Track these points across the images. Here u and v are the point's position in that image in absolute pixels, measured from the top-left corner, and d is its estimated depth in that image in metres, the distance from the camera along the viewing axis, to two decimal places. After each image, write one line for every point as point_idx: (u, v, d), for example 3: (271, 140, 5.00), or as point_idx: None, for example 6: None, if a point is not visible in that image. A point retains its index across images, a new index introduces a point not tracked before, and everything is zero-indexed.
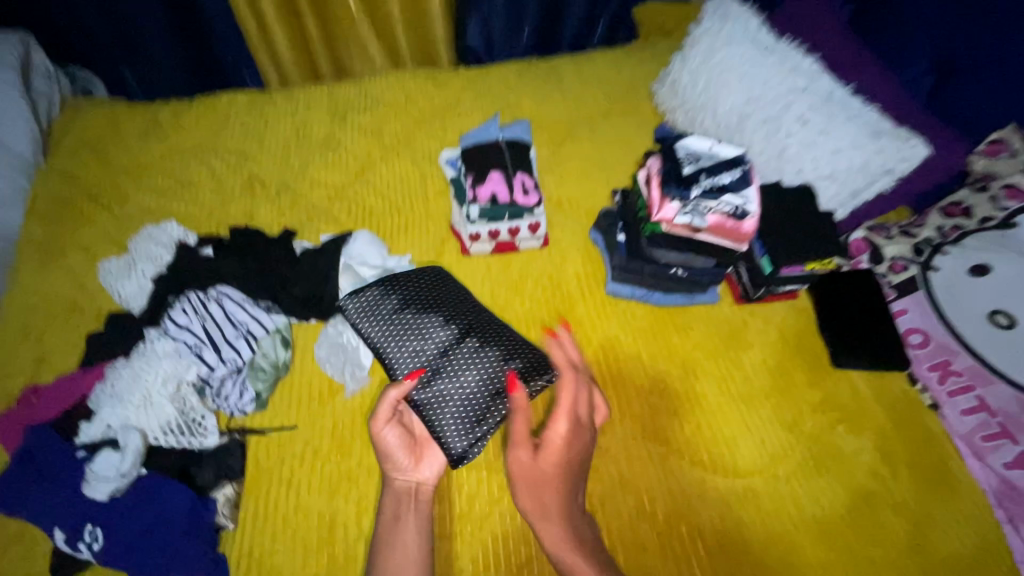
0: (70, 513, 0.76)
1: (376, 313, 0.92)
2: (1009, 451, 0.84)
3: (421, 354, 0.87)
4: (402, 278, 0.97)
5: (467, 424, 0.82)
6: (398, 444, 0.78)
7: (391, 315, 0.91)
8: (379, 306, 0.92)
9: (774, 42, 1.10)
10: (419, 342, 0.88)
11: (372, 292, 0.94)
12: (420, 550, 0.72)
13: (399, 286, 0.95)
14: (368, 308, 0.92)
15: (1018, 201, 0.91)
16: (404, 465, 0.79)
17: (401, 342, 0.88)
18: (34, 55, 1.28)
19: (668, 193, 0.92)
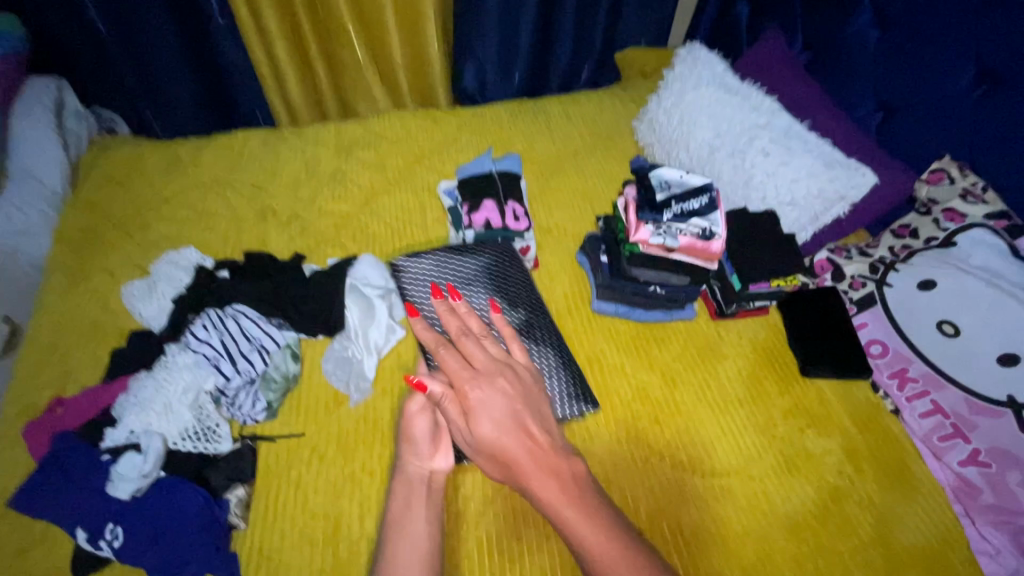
0: (94, 512, 0.82)
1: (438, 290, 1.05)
2: (962, 450, 0.91)
3: None
4: (468, 257, 1.09)
5: None
6: (425, 432, 0.86)
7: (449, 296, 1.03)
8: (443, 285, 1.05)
9: (738, 86, 1.25)
10: None
11: (440, 268, 1.07)
12: (428, 539, 0.77)
13: (463, 266, 1.07)
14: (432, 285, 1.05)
15: (957, 223, 1.02)
16: (422, 450, 0.85)
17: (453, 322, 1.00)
18: (66, 98, 1.40)
19: (643, 218, 1.03)
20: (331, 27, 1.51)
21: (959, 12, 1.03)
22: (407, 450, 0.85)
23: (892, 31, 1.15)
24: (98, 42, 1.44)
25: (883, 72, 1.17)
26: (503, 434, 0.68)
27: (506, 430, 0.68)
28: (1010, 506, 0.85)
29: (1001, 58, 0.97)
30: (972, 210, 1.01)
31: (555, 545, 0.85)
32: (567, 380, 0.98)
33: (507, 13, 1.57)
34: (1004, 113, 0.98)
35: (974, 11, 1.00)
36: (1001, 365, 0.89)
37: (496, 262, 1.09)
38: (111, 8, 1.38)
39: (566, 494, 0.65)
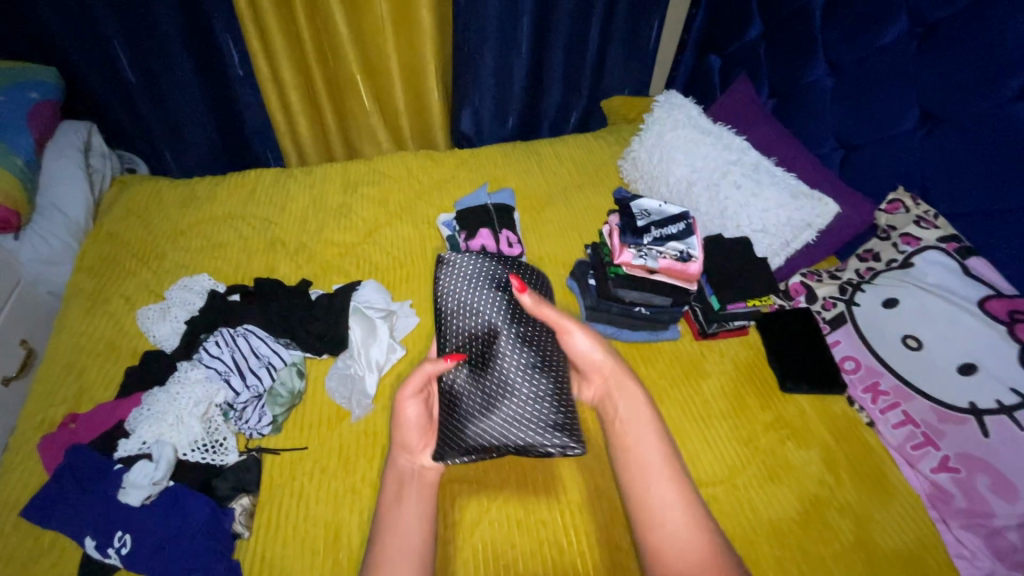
0: (104, 520, 0.85)
1: (472, 288, 1.02)
2: (934, 458, 0.96)
3: (471, 338, 0.98)
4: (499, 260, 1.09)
5: (474, 421, 0.90)
6: (413, 420, 0.89)
7: (473, 296, 1.01)
8: (476, 285, 1.03)
9: (711, 126, 1.38)
10: (475, 321, 0.99)
11: (476, 265, 1.07)
12: (417, 532, 0.80)
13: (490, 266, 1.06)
14: (468, 284, 1.03)
15: (913, 246, 1.11)
16: (418, 439, 0.90)
17: (472, 324, 0.99)
18: (93, 140, 1.52)
19: (625, 242, 1.13)
20: (341, 78, 1.65)
21: (900, 62, 1.16)
22: (400, 437, 0.89)
23: (845, 78, 1.28)
24: (126, 89, 1.56)
25: (839, 114, 1.30)
26: (596, 347, 0.93)
27: (597, 343, 0.93)
28: (981, 509, 0.89)
29: (939, 100, 1.09)
30: (925, 234, 1.10)
31: (551, 552, 0.88)
32: (565, 409, 0.90)
33: (501, 64, 1.72)
34: (946, 147, 1.09)
35: (912, 60, 1.13)
36: (961, 375, 0.95)
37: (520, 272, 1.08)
38: (140, 59, 1.51)
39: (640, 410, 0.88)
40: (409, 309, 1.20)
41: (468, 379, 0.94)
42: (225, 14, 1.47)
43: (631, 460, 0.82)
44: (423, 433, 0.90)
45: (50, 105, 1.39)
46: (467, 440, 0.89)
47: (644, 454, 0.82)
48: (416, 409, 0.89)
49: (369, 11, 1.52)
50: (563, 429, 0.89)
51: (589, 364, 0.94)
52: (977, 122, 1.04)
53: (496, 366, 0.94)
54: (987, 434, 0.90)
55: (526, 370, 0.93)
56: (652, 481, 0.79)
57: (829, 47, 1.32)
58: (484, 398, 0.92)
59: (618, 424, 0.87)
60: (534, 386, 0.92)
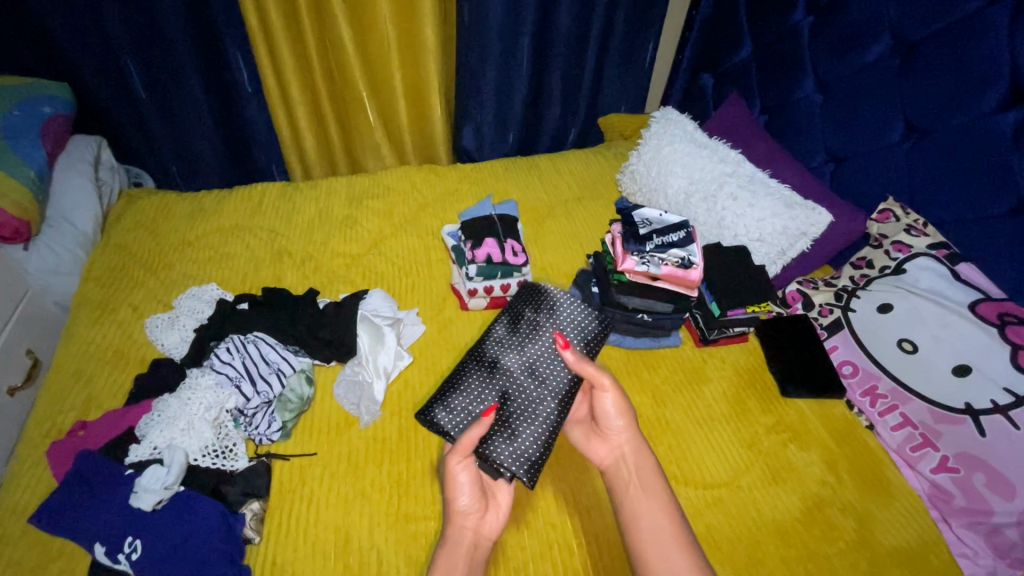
0: (113, 526, 0.85)
1: (538, 308, 1.08)
2: (933, 458, 0.99)
3: (507, 351, 1.04)
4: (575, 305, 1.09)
5: (459, 413, 0.96)
6: (467, 486, 0.86)
7: (537, 319, 1.07)
8: (544, 308, 1.08)
9: (707, 141, 1.43)
10: (521, 340, 1.05)
11: (555, 298, 1.09)
12: None
13: (568, 311, 1.07)
14: (540, 303, 1.09)
15: (904, 253, 1.15)
16: (473, 509, 0.85)
17: (525, 337, 1.05)
18: (103, 153, 1.54)
19: (628, 249, 1.15)
20: (346, 95, 1.70)
21: (884, 77, 1.22)
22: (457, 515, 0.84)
23: (833, 94, 1.34)
24: (137, 104, 1.59)
25: (829, 129, 1.36)
26: (622, 413, 0.93)
27: (626, 411, 0.93)
28: (981, 507, 0.91)
29: (924, 113, 1.14)
30: (916, 242, 1.14)
31: (560, 554, 0.89)
32: (538, 453, 0.92)
33: (503, 83, 1.78)
34: (931, 158, 1.14)
35: (896, 77, 1.19)
36: (956, 376, 0.98)
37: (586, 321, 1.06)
38: (152, 75, 1.54)
39: (643, 475, 0.88)
40: (415, 317, 1.23)
41: (487, 370, 1.01)
42: (236, 31, 1.51)
43: (640, 528, 0.82)
44: (474, 508, 0.85)
45: (62, 119, 1.42)
46: (448, 418, 0.95)
47: (651, 519, 0.82)
48: (464, 476, 0.86)
49: (375, 30, 1.58)
50: (527, 462, 0.91)
51: (611, 426, 0.94)
52: (959, 134, 1.09)
53: (520, 377, 1.00)
54: (983, 433, 0.93)
55: (536, 402, 0.97)
56: (659, 550, 0.79)
57: (817, 65, 1.38)
58: (488, 386, 0.99)
59: (628, 490, 0.87)
60: (532, 415, 0.96)
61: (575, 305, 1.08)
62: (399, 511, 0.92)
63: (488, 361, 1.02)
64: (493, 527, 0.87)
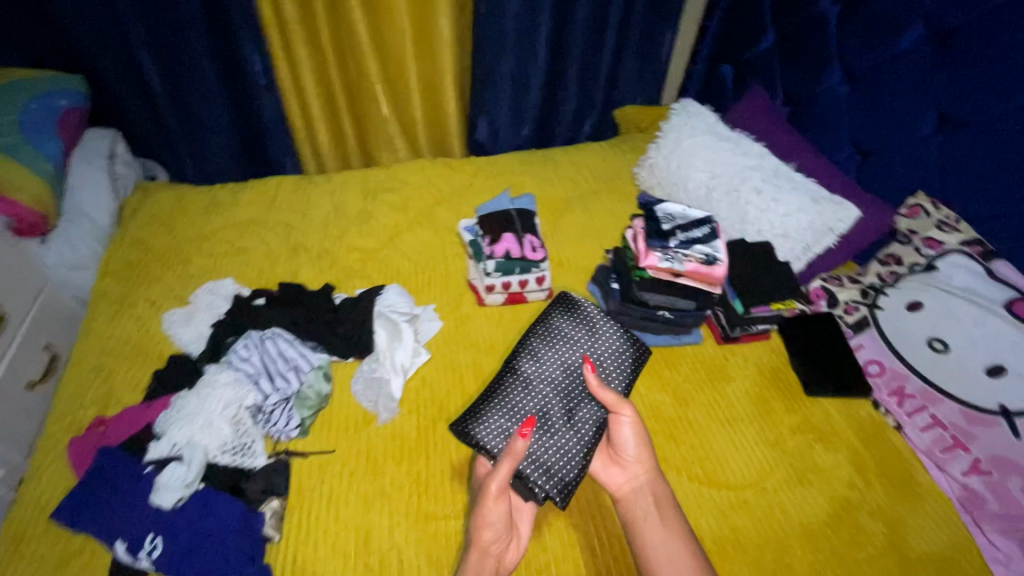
0: (134, 523, 0.84)
1: (573, 323, 1.07)
2: (964, 460, 0.97)
3: (540, 366, 1.01)
4: (605, 326, 1.07)
5: (494, 430, 0.94)
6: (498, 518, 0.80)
7: (568, 335, 1.05)
8: (581, 322, 1.07)
9: (730, 133, 1.40)
10: (554, 356, 1.02)
11: (588, 317, 1.08)
12: None
13: (600, 331, 1.06)
14: (575, 318, 1.07)
15: (935, 250, 1.11)
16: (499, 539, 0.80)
17: (559, 352, 1.03)
18: (119, 146, 1.53)
19: (651, 245, 1.13)
20: (360, 87, 1.67)
21: (918, 68, 1.17)
22: (480, 543, 0.78)
23: (862, 86, 1.30)
24: (151, 97, 1.58)
25: (857, 122, 1.32)
26: (641, 441, 0.90)
27: (643, 440, 0.90)
28: (1015, 511, 0.89)
29: (960, 105, 1.10)
30: (948, 238, 1.10)
31: (581, 555, 0.88)
32: (573, 474, 0.91)
33: (518, 75, 1.75)
34: (966, 152, 1.10)
35: (931, 67, 1.15)
36: (990, 377, 0.95)
37: (616, 342, 1.05)
38: (167, 68, 1.53)
39: (659, 505, 0.86)
40: (432, 313, 1.22)
41: (521, 386, 0.99)
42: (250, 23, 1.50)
43: (656, 559, 0.80)
44: (500, 538, 0.80)
45: (77, 113, 1.40)
46: (483, 434, 0.93)
47: (668, 551, 0.80)
48: (491, 510, 0.79)
49: (390, 21, 1.55)
50: (561, 483, 0.90)
51: (628, 454, 0.91)
52: (997, 126, 1.05)
53: (553, 396, 0.99)
54: (1018, 436, 0.91)
55: (570, 422, 0.97)
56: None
57: (845, 55, 1.34)
58: (521, 402, 0.97)
59: (645, 521, 0.84)
60: (564, 437, 0.95)
61: (609, 326, 1.06)
62: (419, 510, 0.92)
63: (520, 378, 1.00)
64: (513, 557, 0.83)
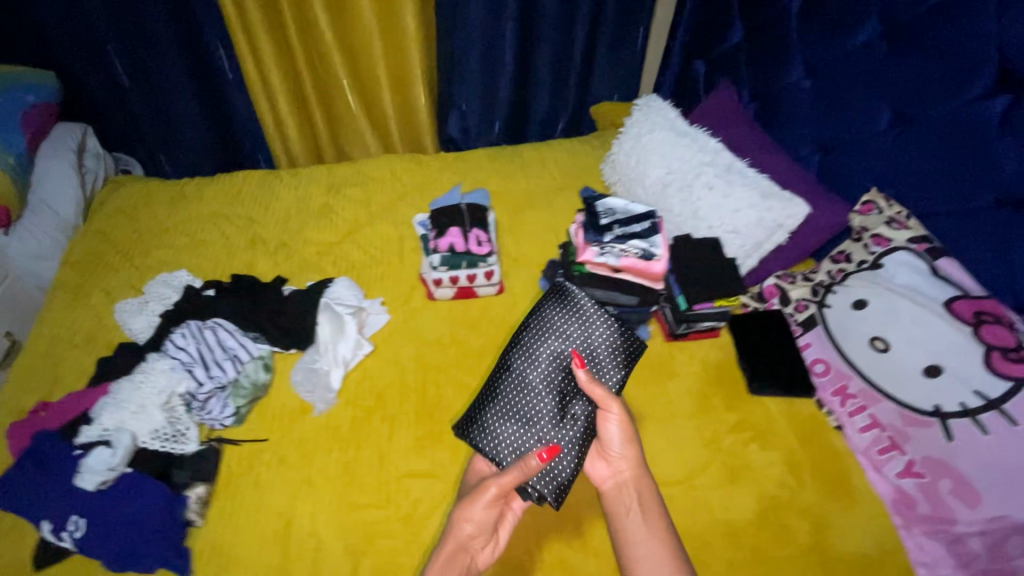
0: (59, 504, 0.87)
1: (565, 315, 0.99)
2: (899, 462, 0.95)
3: (534, 361, 0.96)
4: (600, 318, 0.99)
5: (495, 435, 0.93)
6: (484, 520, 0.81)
7: (562, 327, 0.98)
8: (573, 313, 0.99)
9: (688, 128, 1.38)
10: (548, 350, 0.97)
11: (583, 305, 1.00)
12: None
13: (595, 321, 0.99)
14: (566, 308, 1.00)
15: (883, 247, 1.08)
16: (479, 535, 0.83)
17: (552, 347, 0.97)
18: (89, 140, 1.57)
19: (587, 239, 1.12)
20: (328, 82, 1.69)
21: (873, 61, 1.14)
22: (455, 538, 0.81)
23: (822, 79, 1.27)
24: (123, 93, 1.61)
25: (817, 117, 1.29)
26: (626, 438, 0.88)
27: (630, 437, 0.88)
28: (943, 516, 0.88)
29: (911, 99, 1.07)
30: (896, 235, 1.07)
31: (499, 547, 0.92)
32: (565, 473, 0.89)
33: (486, 70, 1.74)
34: (916, 147, 1.07)
35: (885, 60, 1.12)
36: (926, 377, 0.93)
37: (613, 334, 0.98)
38: (135, 63, 1.56)
39: (643, 500, 0.84)
40: (380, 306, 1.23)
41: (515, 384, 0.95)
42: (215, 20, 1.52)
43: (636, 557, 0.79)
44: (480, 535, 0.83)
45: (48, 109, 1.45)
46: (483, 439, 0.92)
47: (649, 548, 0.79)
48: (480, 513, 0.81)
49: (354, 17, 1.56)
50: (556, 485, 0.88)
51: (613, 449, 0.90)
52: (945, 120, 1.01)
53: (546, 393, 0.94)
54: (950, 438, 0.89)
55: (566, 418, 0.92)
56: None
57: (806, 49, 1.31)
58: (517, 401, 0.94)
59: (627, 516, 0.84)
60: (558, 435, 0.91)
61: (605, 317, 0.99)
62: (345, 500, 0.93)
63: (515, 376, 0.96)
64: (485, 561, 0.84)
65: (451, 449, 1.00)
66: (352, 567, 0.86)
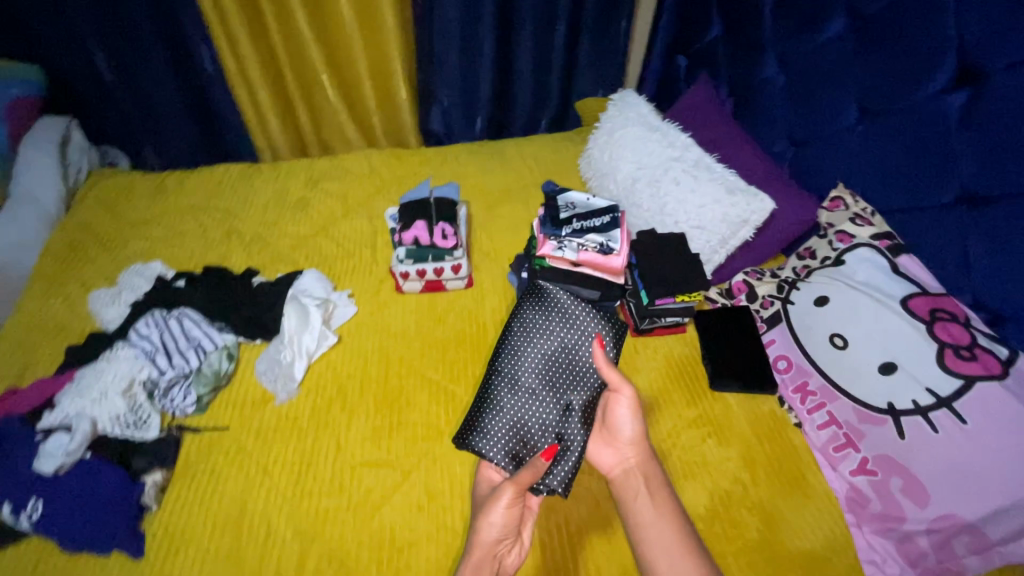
0: (17, 487, 0.89)
1: (546, 313, 1.04)
2: (853, 459, 0.94)
3: (524, 360, 0.99)
4: (580, 313, 1.03)
5: (497, 435, 0.92)
6: (505, 523, 0.78)
7: (546, 325, 1.02)
8: (552, 310, 1.04)
9: (660, 123, 1.37)
10: (536, 348, 1.00)
11: (562, 303, 1.05)
12: None
13: (575, 316, 1.03)
14: (546, 307, 1.04)
15: (846, 243, 1.08)
16: (505, 538, 0.79)
17: (539, 345, 1.00)
18: (72, 133, 1.60)
19: (546, 233, 1.14)
20: (308, 77, 1.70)
21: (841, 56, 1.13)
22: (482, 543, 0.77)
23: (793, 75, 1.26)
24: (106, 88, 1.64)
25: (789, 113, 1.28)
26: (636, 422, 0.88)
27: (639, 420, 0.88)
28: (893, 513, 0.87)
29: (876, 95, 1.06)
30: (860, 231, 1.06)
31: (445, 536, 0.89)
32: (569, 463, 0.90)
33: (466, 65, 1.74)
34: (881, 143, 1.05)
35: (852, 55, 1.10)
36: (881, 374, 0.92)
37: (594, 324, 1.02)
38: (117, 58, 1.58)
39: (652, 483, 0.83)
40: (347, 299, 1.24)
41: (508, 385, 0.97)
42: (194, 15, 1.53)
43: (649, 538, 0.77)
44: (506, 538, 0.80)
45: (30, 102, 1.49)
46: (482, 440, 0.92)
47: (659, 528, 0.77)
48: (502, 516, 0.78)
49: (332, 11, 1.57)
50: (563, 476, 0.89)
51: (622, 436, 0.89)
52: (909, 116, 1.00)
53: (540, 388, 0.97)
54: (902, 436, 0.88)
55: (561, 411, 0.95)
56: (668, 557, 0.74)
57: (779, 45, 1.30)
58: (514, 399, 0.95)
59: (637, 499, 0.82)
60: (556, 427, 0.94)
61: (585, 311, 1.04)
62: (300, 488, 0.95)
63: (507, 377, 0.98)
64: (513, 562, 0.81)
65: (408, 439, 1.01)
66: (300, 553, 0.87)
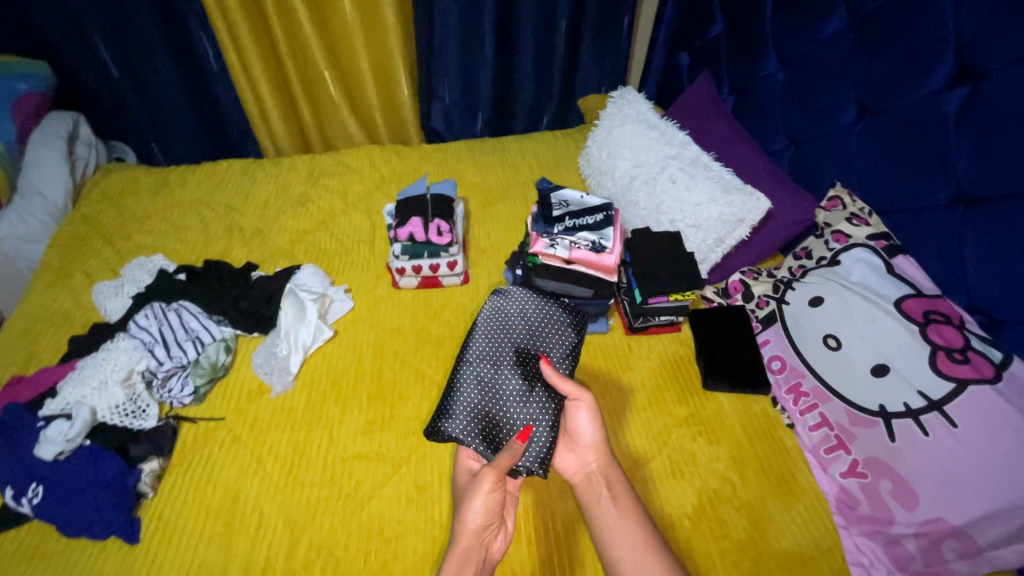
0: (19, 472, 0.92)
1: (506, 305, 1.05)
2: (843, 461, 0.93)
3: (488, 347, 1.00)
4: (538, 302, 1.06)
5: (468, 421, 0.92)
6: (486, 507, 0.79)
7: (506, 314, 1.04)
8: (513, 301, 1.06)
9: (659, 121, 1.37)
10: (499, 335, 1.01)
11: (520, 294, 1.07)
12: None
13: (533, 306, 1.06)
14: (506, 299, 1.06)
15: (842, 243, 1.07)
16: (489, 526, 0.80)
17: (502, 333, 1.02)
18: (81, 129, 1.63)
19: (537, 231, 1.16)
20: (311, 73, 1.71)
21: (840, 54, 1.12)
22: (467, 531, 0.77)
23: (793, 73, 1.25)
24: (114, 84, 1.67)
25: (789, 111, 1.26)
26: (596, 428, 0.89)
27: (598, 425, 0.89)
28: (882, 516, 0.87)
29: (874, 94, 1.04)
30: (856, 232, 1.06)
31: (432, 529, 0.90)
32: (544, 441, 0.90)
33: (467, 62, 1.75)
34: (878, 143, 1.04)
35: (850, 53, 1.09)
36: (873, 376, 0.92)
37: (553, 312, 1.05)
38: (124, 55, 1.61)
39: (614, 486, 0.84)
40: (344, 293, 1.26)
41: (476, 372, 0.97)
42: (198, 13, 1.56)
43: (613, 541, 0.78)
44: (490, 525, 0.80)
45: (37, 97, 1.51)
46: (454, 425, 0.92)
47: (624, 530, 0.79)
48: (484, 501, 0.78)
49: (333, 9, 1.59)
50: (539, 456, 0.89)
51: (583, 441, 0.90)
52: (905, 115, 0.99)
53: (508, 372, 0.97)
54: (892, 438, 0.87)
55: (531, 394, 0.95)
56: (633, 558, 0.76)
57: (779, 42, 1.28)
58: (482, 386, 0.96)
59: (600, 504, 0.83)
60: (527, 410, 0.93)
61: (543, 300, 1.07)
62: (291, 478, 0.97)
63: (473, 364, 0.98)
64: (500, 547, 0.82)
65: (400, 432, 1.02)
66: (290, 541, 0.89)
